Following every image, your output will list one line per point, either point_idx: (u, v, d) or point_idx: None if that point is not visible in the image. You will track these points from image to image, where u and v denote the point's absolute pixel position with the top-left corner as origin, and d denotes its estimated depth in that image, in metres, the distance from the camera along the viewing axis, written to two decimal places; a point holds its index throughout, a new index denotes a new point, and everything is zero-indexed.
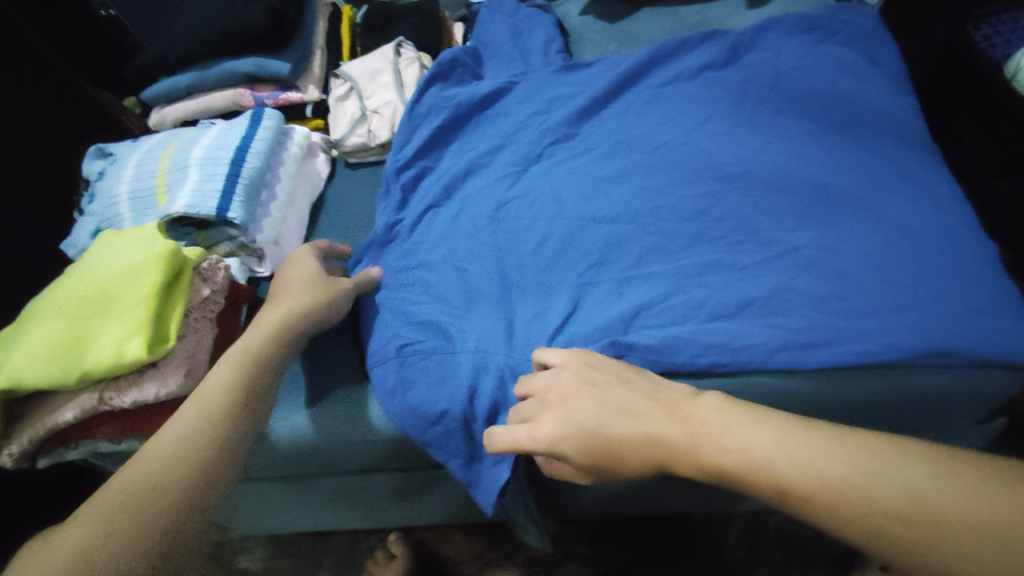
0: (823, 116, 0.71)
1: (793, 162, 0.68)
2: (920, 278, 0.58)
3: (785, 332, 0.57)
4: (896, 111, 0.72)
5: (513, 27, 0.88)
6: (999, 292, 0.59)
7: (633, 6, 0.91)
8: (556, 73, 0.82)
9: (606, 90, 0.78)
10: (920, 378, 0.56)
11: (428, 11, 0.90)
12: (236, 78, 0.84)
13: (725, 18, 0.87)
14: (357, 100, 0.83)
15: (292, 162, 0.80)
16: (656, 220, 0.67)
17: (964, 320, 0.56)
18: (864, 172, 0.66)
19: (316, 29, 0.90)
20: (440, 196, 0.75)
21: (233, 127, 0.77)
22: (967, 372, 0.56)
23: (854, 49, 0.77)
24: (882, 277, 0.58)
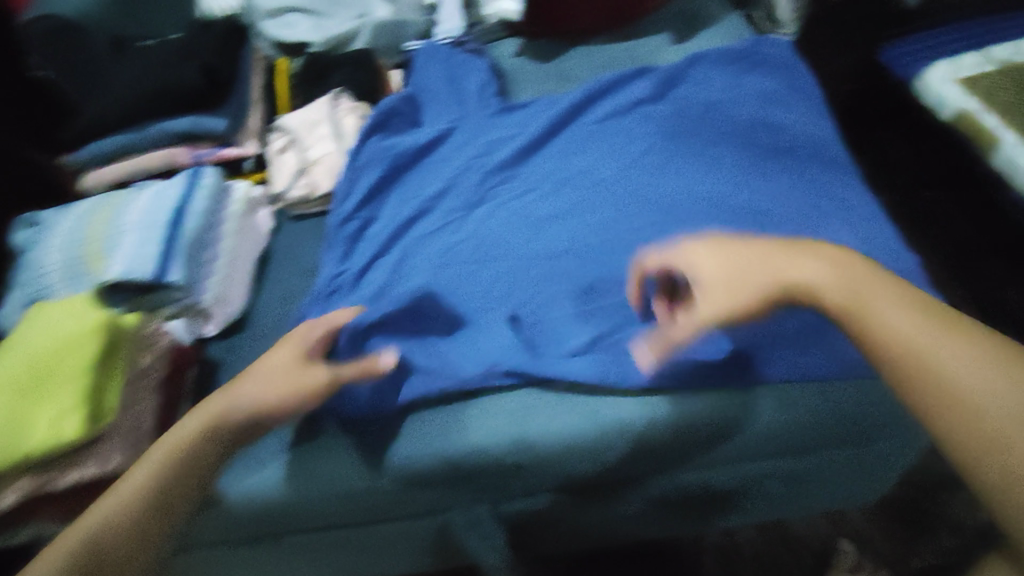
0: (753, 143, 0.75)
1: (725, 190, 0.71)
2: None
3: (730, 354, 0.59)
4: (818, 135, 0.76)
5: (451, 72, 0.90)
6: None
7: (565, 46, 0.95)
8: (494, 115, 0.84)
9: (543, 131, 0.80)
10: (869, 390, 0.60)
11: (363, 61, 0.91)
12: (172, 138, 0.83)
13: (652, 54, 0.90)
14: (296, 152, 0.84)
15: (233, 219, 0.79)
16: (602, 255, 0.68)
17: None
18: (795, 199, 0.69)
19: (253, 83, 0.91)
20: (387, 244, 0.75)
21: (169, 186, 0.75)
22: None
23: (775, 78, 0.81)
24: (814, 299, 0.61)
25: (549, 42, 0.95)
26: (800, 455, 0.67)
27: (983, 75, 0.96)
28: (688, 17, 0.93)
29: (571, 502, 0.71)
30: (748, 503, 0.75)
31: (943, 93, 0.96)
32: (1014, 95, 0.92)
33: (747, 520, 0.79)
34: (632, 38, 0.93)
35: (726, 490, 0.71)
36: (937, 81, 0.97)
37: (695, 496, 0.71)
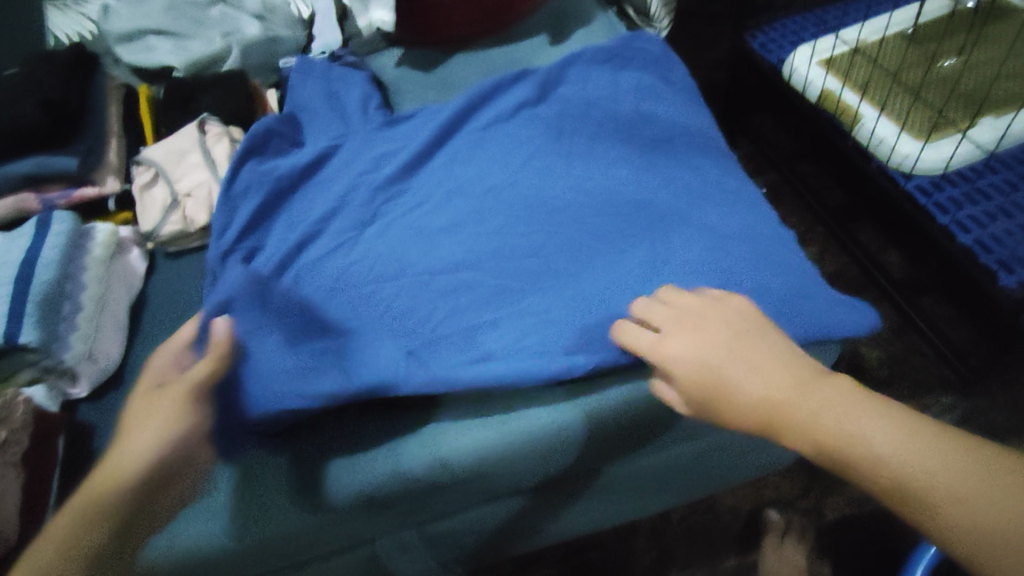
0: (635, 137, 0.76)
1: (612, 186, 0.72)
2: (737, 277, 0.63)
3: None
4: (696, 125, 0.79)
5: (329, 87, 0.86)
6: (806, 274, 0.65)
7: (445, 54, 0.93)
8: (378, 129, 0.81)
9: (430, 141, 0.78)
10: None
11: (231, 82, 0.86)
12: (14, 182, 0.74)
13: (533, 56, 0.91)
14: (165, 185, 0.77)
15: (98, 264, 0.71)
16: (498, 263, 0.67)
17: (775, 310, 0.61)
18: (678, 190, 0.71)
19: (110, 113, 0.83)
20: (274, 274, 0.70)
21: (16, 237, 0.68)
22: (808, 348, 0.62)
23: (650, 72, 0.83)
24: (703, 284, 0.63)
25: (428, 49, 0.93)
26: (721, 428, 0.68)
27: (840, 54, 1.03)
28: (563, 18, 0.94)
29: (499, 510, 0.69)
30: (672, 486, 0.75)
31: (807, 76, 1.02)
32: (867, 73, 1.01)
33: (676, 501, 0.80)
34: (512, 42, 0.93)
35: (650, 474, 0.72)
36: (800, 65, 1.04)
37: (625, 485, 0.71)
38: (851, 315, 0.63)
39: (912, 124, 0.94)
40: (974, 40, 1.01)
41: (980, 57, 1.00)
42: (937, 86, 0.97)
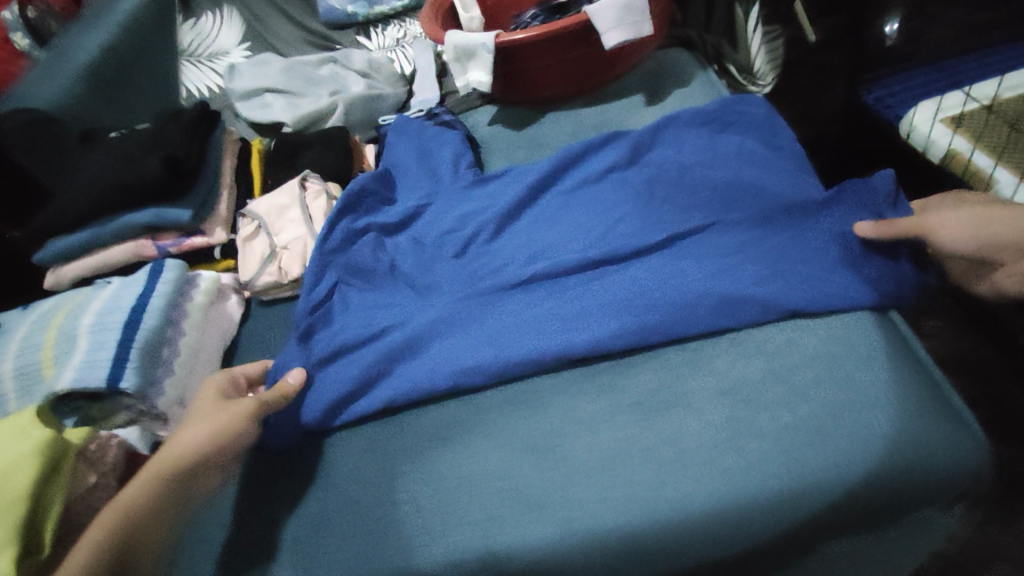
0: (738, 205, 0.71)
1: (707, 260, 0.66)
2: (841, 365, 0.58)
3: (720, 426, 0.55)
4: (807, 195, 0.71)
5: (423, 149, 0.88)
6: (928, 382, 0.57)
7: (536, 114, 0.94)
8: (466, 189, 0.81)
9: (516, 203, 0.77)
10: (917, 450, 0.52)
11: (333, 138, 0.90)
12: (136, 230, 0.80)
13: (626, 117, 0.88)
14: (265, 238, 0.80)
15: (198, 312, 0.74)
16: (571, 333, 0.64)
17: (895, 398, 0.55)
18: (776, 263, 0.64)
19: (223, 169, 0.89)
20: (349, 329, 0.70)
21: (130, 283, 0.72)
22: (945, 448, 0.53)
23: (752, 138, 0.78)
24: (800, 374, 0.58)
25: (523, 110, 0.95)
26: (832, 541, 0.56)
27: (972, 110, 0.92)
28: (660, 78, 0.92)
29: None
30: None
31: (930, 134, 0.92)
32: (1005, 134, 0.88)
33: None
34: (603, 103, 0.92)
35: None
36: (921, 122, 0.94)
37: None
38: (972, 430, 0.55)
39: None
40: None
41: None
42: None
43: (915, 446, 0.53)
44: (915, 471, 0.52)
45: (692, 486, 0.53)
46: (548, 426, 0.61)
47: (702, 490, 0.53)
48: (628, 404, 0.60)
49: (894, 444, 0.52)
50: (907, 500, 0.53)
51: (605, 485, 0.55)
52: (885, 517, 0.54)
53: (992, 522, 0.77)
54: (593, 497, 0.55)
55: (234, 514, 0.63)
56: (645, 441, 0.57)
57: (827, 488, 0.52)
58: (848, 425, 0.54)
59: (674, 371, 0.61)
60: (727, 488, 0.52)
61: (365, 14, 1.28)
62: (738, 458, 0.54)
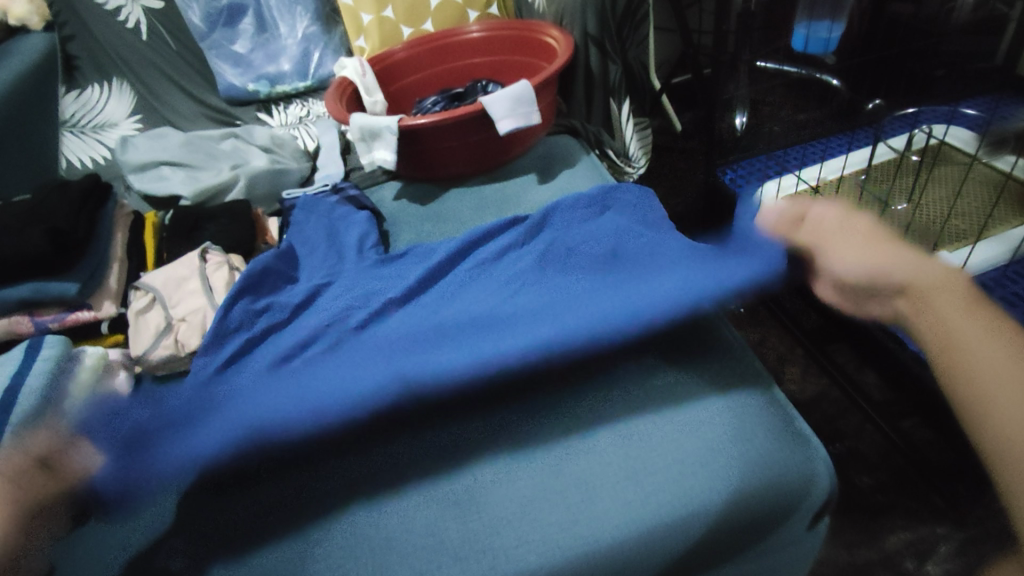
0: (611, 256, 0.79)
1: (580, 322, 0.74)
2: (718, 404, 0.65)
3: (579, 464, 0.62)
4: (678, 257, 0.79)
5: (330, 232, 0.90)
6: (783, 421, 0.64)
7: (440, 190, 1.01)
8: (373, 267, 0.84)
9: (420, 278, 0.80)
10: (778, 477, 0.59)
11: (237, 212, 0.90)
12: (10, 305, 0.75)
13: (521, 193, 0.97)
14: (161, 310, 0.78)
15: (81, 390, 0.70)
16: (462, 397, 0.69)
17: (756, 433, 0.62)
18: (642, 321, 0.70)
19: (113, 241, 0.87)
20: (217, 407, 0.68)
21: (2, 362, 0.67)
22: (797, 473, 0.60)
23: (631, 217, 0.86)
24: (683, 415, 0.64)
25: (426, 185, 1.02)
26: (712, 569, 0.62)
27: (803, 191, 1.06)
28: (549, 160, 1.03)
29: None
30: None
31: None
32: None
33: None
34: (502, 181, 1.01)
35: None
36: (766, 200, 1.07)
37: None
38: (822, 459, 0.63)
39: None
40: (930, 180, 1.01)
41: (932, 197, 1.00)
42: (896, 221, 0.97)
43: (777, 475, 0.59)
44: (778, 487, 0.59)
45: (596, 523, 0.57)
46: (461, 483, 0.62)
47: (606, 524, 0.57)
48: (536, 454, 0.63)
49: (758, 474, 0.59)
50: (767, 521, 0.59)
51: (518, 533, 0.57)
52: (759, 532, 0.60)
53: (857, 543, 0.86)
54: (509, 542, 0.57)
55: None
56: (554, 486, 0.60)
57: (709, 512, 0.57)
58: (725, 457, 0.60)
59: (574, 420, 0.66)
60: (633, 521, 0.57)
61: (268, 92, 1.32)
62: (635, 494, 0.58)
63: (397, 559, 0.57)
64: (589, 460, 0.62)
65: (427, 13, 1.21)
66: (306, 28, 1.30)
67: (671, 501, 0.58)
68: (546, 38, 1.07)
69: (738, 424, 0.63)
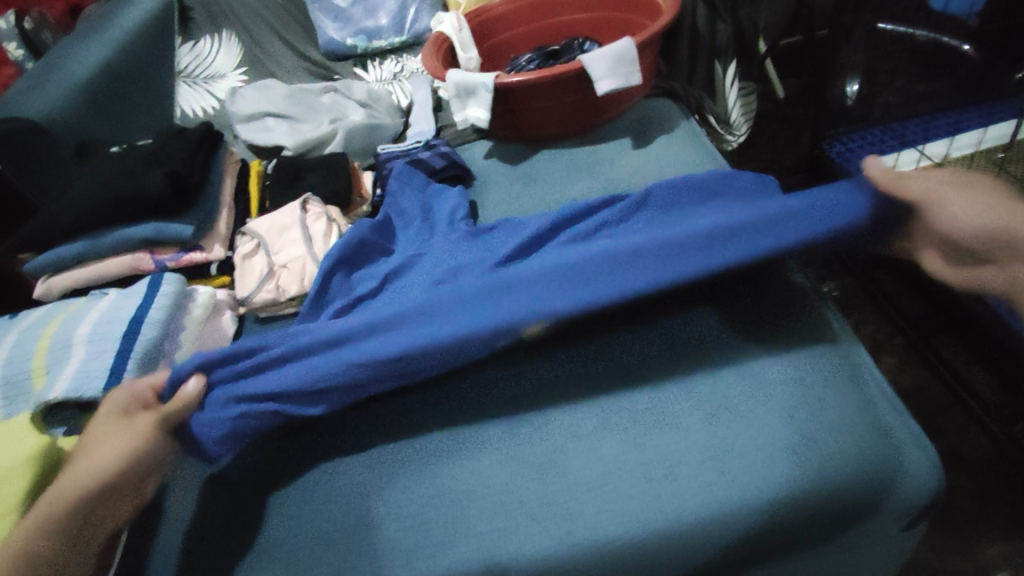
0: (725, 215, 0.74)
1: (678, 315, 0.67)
2: (820, 393, 0.61)
3: (660, 451, 0.60)
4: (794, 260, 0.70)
5: (424, 201, 0.89)
6: (887, 422, 0.60)
7: (530, 150, 0.99)
8: (464, 239, 0.81)
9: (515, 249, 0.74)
10: (872, 474, 0.56)
11: (336, 164, 0.94)
12: (134, 244, 0.81)
13: (614, 158, 0.94)
14: (264, 255, 0.83)
15: (194, 326, 0.75)
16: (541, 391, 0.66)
17: (859, 428, 0.58)
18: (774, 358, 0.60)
19: (223, 187, 0.92)
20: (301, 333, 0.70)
21: (128, 295, 0.73)
22: (892, 475, 0.57)
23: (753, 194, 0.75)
24: (787, 402, 0.61)
25: (516, 146, 1.01)
26: (788, 557, 0.59)
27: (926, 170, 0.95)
28: (646, 124, 0.99)
29: None
30: None
31: None
32: None
33: None
34: (593, 143, 0.98)
35: None
36: None
37: None
38: (927, 463, 0.58)
39: None
40: None
41: None
42: None
43: (873, 473, 0.56)
44: (873, 482, 0.56)
45: (678, 501, 0.56)
46: (541, 444, 0.63)
47: (685, 503, 0.56)
48: (619, 423, 0.63)
49: (853, 469, 0.56)
50: (854, 518, 0.57)
51: (597, 501, 0.57)
52: (844, 530, 0.58)
53: (949, 550, 0.81)
54: (588, 511, 0.57)
55: (219, 527, 0.63)
56: (636, 458, 0.59)
57: (799, 503, 0.55)
58: (827, 450, 0.57)
59: (660, 398, 0.64)
60: (718, 502, 0.55)
61: (365, 47, 1.33)
62: (721, 477, 0.57)
63: (474, 514, 0.59)
64: (675, 440, 0.60)
65: None
66: None
67: (757, 489, 0.56)
68: None
69: (841, 416, 0.59)
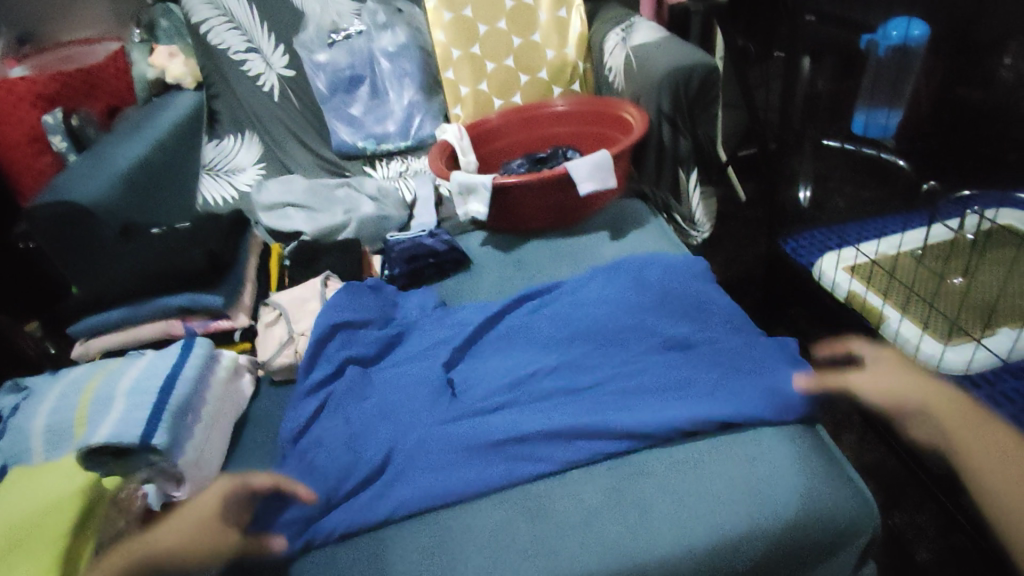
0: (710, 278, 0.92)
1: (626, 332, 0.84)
2: (802, 464, 0.66)
3: (612, 504, 0.65)
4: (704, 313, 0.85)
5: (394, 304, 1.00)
6: (828, 466, 0.67)
7: (524, 239, 1.14)
8: (441, 318, 0.94)
9: (472, 336, 0.89)
10: (807, 509, 0.63)
11: (350, 247, 1.08)
12: (170, 311, 0.92)
13: (594, 248, 1.08)
14: (284, 324, 0.93)
15: (219, 384, 0.85)
16: (509, 379, 0.80)
17: (784, 462, 0.66)
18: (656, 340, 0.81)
19: (248, 265, 1.04)
20: (337, 401, 0.81)
21: (165, 355, 0.83)
22: (820, 512, 0.63)
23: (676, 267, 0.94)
24: (765, 476, 0.65)
25: (509, 236, 1.15)
26: None
27: (862, 263, 1.09)
28: (622, 220, 1.14)
29: None
30: None
31: (834, 278, 1.08)
32: (886, 283, 1.04)
33: None
34: (578, 235, 1.13)
35: None
36: (828, 269, 1.10)
37: None
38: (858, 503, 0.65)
39: (933, 328, 0.95)
40: (988, 259, 1.02)
41: (990, 277, 1.00)
42: (951, 297, 0.99)
43: (825, 509, 0.63)
44: (819, 531, 0.63)
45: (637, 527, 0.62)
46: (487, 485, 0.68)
47: (637, 542, 0.61)
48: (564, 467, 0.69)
49: (794, 509, 0.63)
50: (811, 552, 0.63)
51: (562, 451, 0.70)
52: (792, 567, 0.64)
53: None
54: (572, 552, 0.62)
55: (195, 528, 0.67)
56: (609, 502, 0.65)
57: (760, 544, 0.61)
58: (766, 482, 0.65)
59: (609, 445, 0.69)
60: (696, 538, 0.61)
61: (374, 149, 1.51)
62: (680, 505, 0.64)
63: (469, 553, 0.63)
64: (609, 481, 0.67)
65: (516, 88, 1.42)
66: (411, 96, 1.51)
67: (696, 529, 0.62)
68: (624, 113, 1.22)
69: (780, 463, 0.66)
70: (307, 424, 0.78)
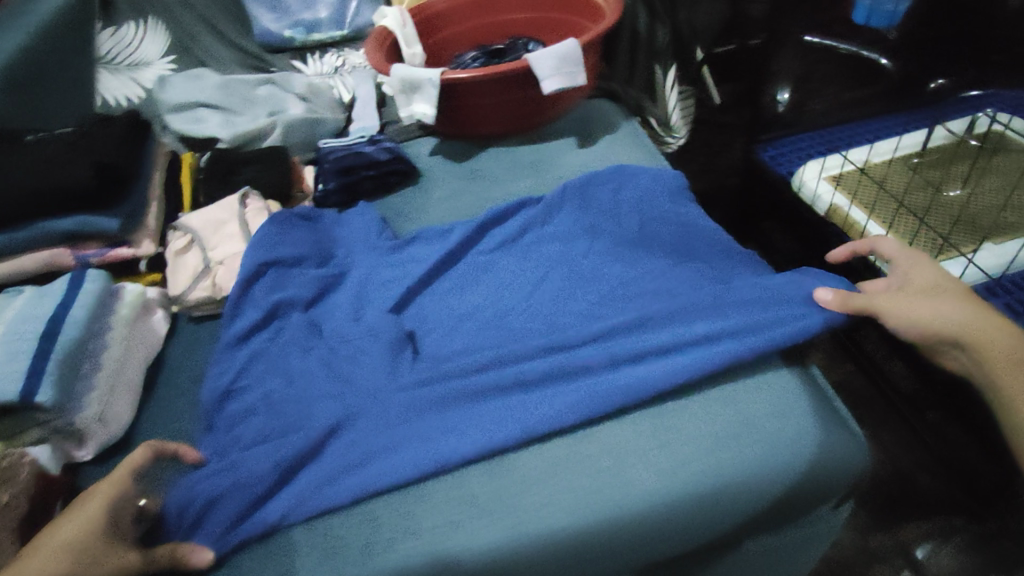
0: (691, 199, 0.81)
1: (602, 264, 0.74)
2: (798, 406, 0.60)
3: (590, 460, 0.58)
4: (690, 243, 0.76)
5: (331, 232, 0.86)
6: (824, 410, 0.61)
7: (478, 147, 1.00)
8: (384, 252, 0.81)
9: (429, 272, 0.77)
10: (804, 455, 0.57)
11: (274, 157, 0.92)
12: (56, 238, 0.77)
13: (558, 157, 0.95)
14: (198, 252, 0.80)
15: (122, 325, 0.72)
16: (475, 322, 0.71)
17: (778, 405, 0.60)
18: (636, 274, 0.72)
19: (152, 180, 0.88)
20: (272, 352, 0.69)
21: (47, 293, 0.68)
22: (817, 457, 0.58)
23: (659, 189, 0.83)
24: (759, 422, 0.59)
25: (462, 144, 1.01)
26: (728, 545, 0.62)
27: (848, 173, 0.99)
28: (589, 124, 1.00)
29: None
30: None
31: (815, 190, 0.99)
32: (872, 196, 0.95)
33: None
34: (539, 142, 0.99)
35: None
36: (809, 179, 1.00)
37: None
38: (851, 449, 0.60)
39: (918, 244, 0.88)
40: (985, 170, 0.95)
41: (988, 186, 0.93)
42: (944, 212, 0.91)
43: (821, 455, 0.58)
44: (810, 476, 0.58)
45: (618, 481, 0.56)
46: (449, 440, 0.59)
47: (619, 500, 0.55)
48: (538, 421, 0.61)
49: (788, 456, 0.57)
50: (797, 500, 0.59)
51: (536, 404, 0.61)
52: (777, 514, 0.60)
53: (874, 529, 0.86)
54: (539, 502, 0.55)
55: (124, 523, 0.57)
56: (583, 454, 0.58)
57: (753, 488, 0.56)
58: (760, 431, 0.58)
59: (590, 388, 0.61)
60: (676, 486, 0.55)
61: (304, 40, 1.29)
62: (665, 456, 0.57)
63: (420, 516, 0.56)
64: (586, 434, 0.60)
65: None
66: None
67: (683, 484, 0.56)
68: None
69: (775, 408, 0.60)
70: (236, 372, 0.67)
